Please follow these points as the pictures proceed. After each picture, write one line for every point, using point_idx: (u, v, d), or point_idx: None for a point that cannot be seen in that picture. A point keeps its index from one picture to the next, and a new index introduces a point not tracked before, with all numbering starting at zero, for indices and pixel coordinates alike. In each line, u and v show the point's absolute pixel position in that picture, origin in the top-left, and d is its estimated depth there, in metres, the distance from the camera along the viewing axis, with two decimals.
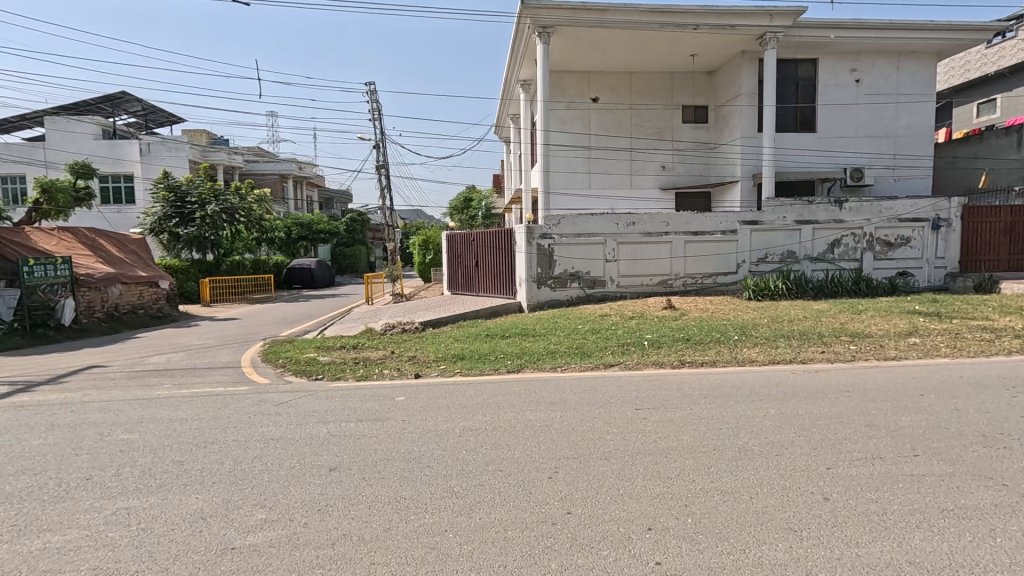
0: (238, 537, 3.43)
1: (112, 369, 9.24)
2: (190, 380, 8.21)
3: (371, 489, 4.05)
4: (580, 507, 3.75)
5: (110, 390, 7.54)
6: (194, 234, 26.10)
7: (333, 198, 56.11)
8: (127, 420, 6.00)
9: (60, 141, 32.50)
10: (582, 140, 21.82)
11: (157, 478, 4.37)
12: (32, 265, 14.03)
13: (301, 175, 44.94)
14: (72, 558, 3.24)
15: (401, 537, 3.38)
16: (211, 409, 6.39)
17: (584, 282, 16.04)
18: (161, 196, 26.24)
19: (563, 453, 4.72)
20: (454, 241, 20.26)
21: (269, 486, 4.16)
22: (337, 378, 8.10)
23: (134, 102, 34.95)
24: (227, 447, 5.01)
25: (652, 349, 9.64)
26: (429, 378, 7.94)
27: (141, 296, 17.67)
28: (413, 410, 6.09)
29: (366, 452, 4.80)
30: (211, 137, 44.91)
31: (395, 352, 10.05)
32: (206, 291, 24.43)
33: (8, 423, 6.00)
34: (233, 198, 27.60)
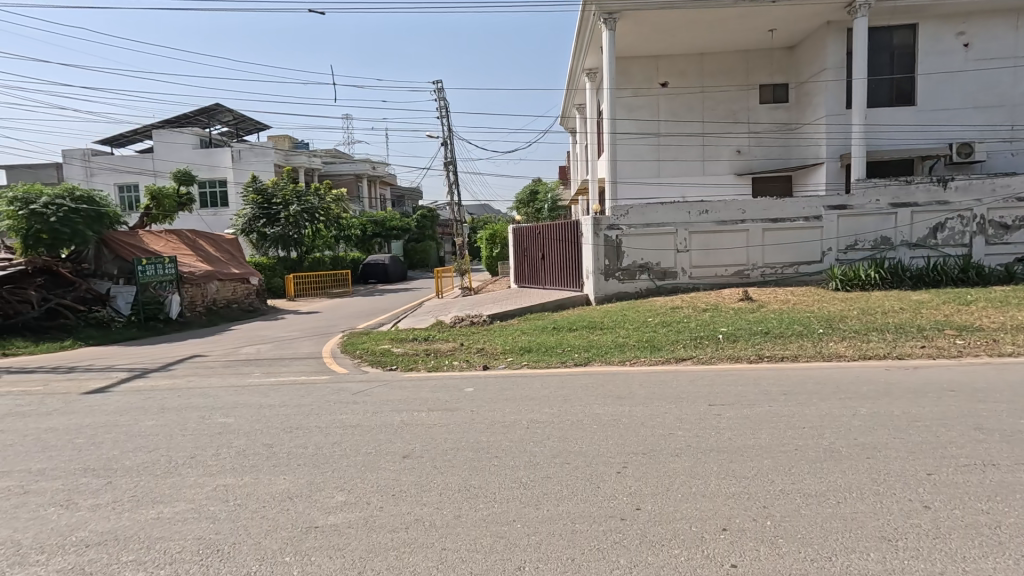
0: (321, 517, 3.65)
1: (211, 359, 10.15)
2: (277, 369, 8.82)
3: (442, 477, 4.17)
4: (649, 504, 3.66)
5: (210, 377, 8.30)
6: (279, 233, 28.02)
7: (405, 196, 58.17)
8: (223, 405, 6.56)
9: (165, 152, 35.91)
10: (650, 127, 21.15)
11: (251, 458, 4.75)
12: (145, 264, 15.68)
13: (374, 174, 46.98)
14: (180, 528, 3.60)
15: (471, 525, 3.46)
16: (296, 396, 6.86)
17: (653, 274, 15.59)
18: (250, 199, 28.42)
19: (631, 449, 4.62)
20: (521, 234, 20.34)
21: (348, 470, 4.40)
22: (410, 369, 8.43)
23: (226, 112, 37.96)
24: (310, 433, 5.35)
25: (728, 343, 9.21)
26: (496, 370, 8.07)
27: (235, 292, 19.21)
28: (482, 401, 6.21)
29: (438, 440, 4.96)
30: (294, 142, 47.90)
31: (464, 344, 10.28)
32: (290, 287, 26.24)
33: (127, 405, 6.77)
34: (313, 198, 29.34)
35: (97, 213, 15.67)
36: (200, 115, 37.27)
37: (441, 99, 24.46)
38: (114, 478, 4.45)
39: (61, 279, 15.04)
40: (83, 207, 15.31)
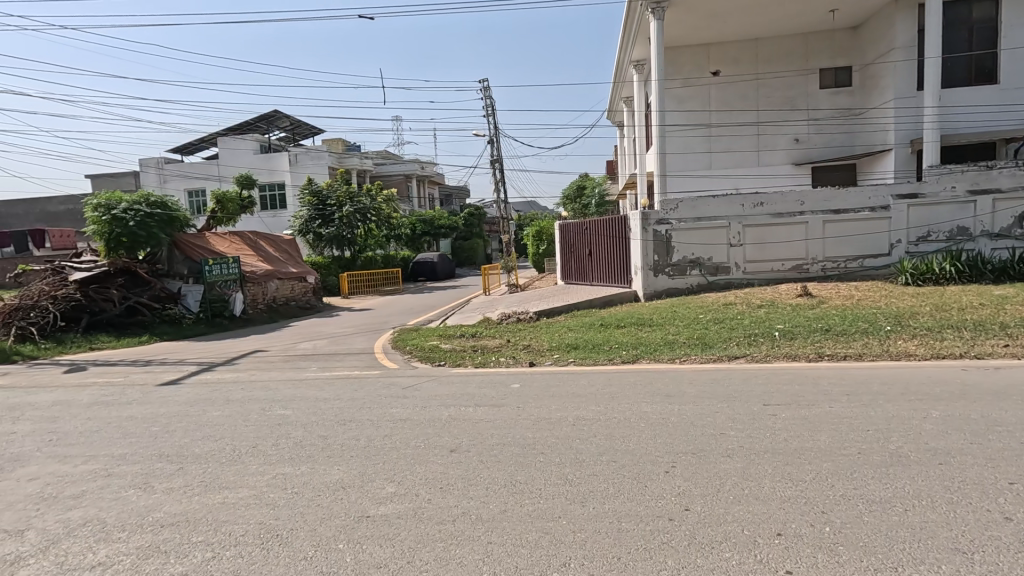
0: (372, 507, 3.78)
1: (272, 354, 10.67)
2: (332, 364, 9.18)
3: (489, 471, 4.23)
4: (699, 504, 3.57)
5: (270, 371, 8.74)
6: (333, 233, 29.10)
7: (452, 194, 59.02)
8: (282, 398, 6.90)
9: (229, 158, 37.97)
10: (701, 118, 20.50)
11: (308, 449, 4.98)
12: (211, 264, 16.59)
13: (423, 174, 47.91)
14: (244, 512, 3.82)
15: (517, 520, 3.48)
16: (349, 390, 7.12)
17: (705, 270, 15.11)
18: (307, 201, 29.64)
19: (680, 448, 4.51)
20: (568, 230, 20.19)
21: (398, 462, 4.53)
22: (458, 364, 8.58)
23: (284, 118, 39.73)
24: (362, 426, 5.54)
25: (784, 340, 8.83)
26: (543, 367, 8.07)
27: (293, 290, 20.08)
28: (528, 398, 6.23)
29: (485, 435, 5.03)
30: (346, 145, 49.49)
31: (511, 341, 10.34)
32: (344, 285, 27.24)
33: (197, 397, 7.22)
34: (365, 199, 30.28)
35: (168, 218, 16.89)
36: (260, 122, 39.19)
37: (487, 97, 24.60)
38: (184, 464, 4.77)
39: (139, 279, 16.09)
40: (157, 212, 16.54)
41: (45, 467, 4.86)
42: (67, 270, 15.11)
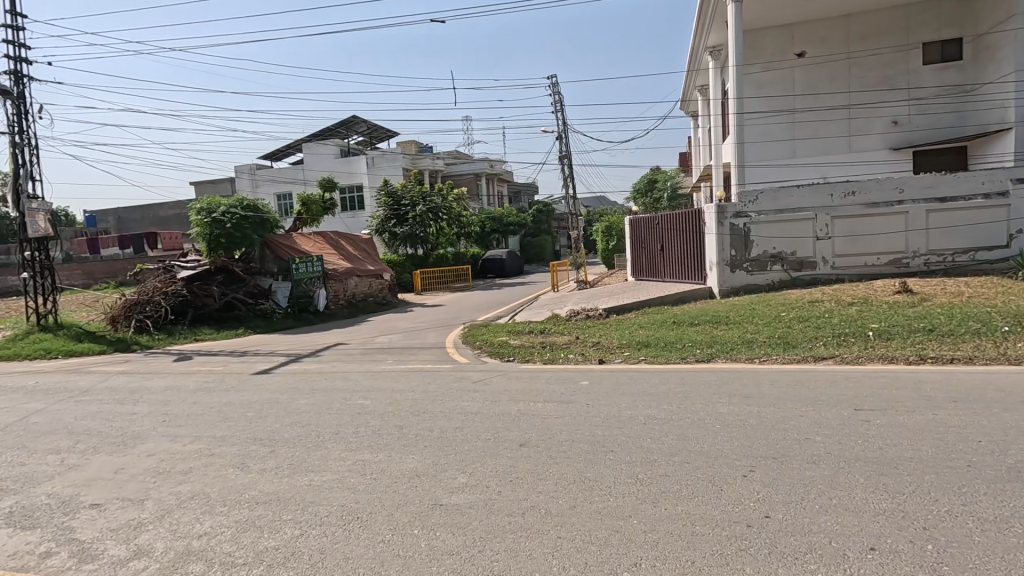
0: (445, 496, 3.91)
1: (352, 346, 11.28)
2: (406, 357, 9.56)
3: (557, 467, 4.24)
4: (781, 512, 3.38)
5: (351, 363, 9.24)
6: (407, 232, 30.18)
7: (521, 192, 59.38)
8: (362, 388, 7.29)
9: (312, 162, 40.39)
10: (784, 103, 19.26)
11: (385, 437, 5.23)
12: (298, 263, 17.77)
13: (493, 172, 48.55)
14: (327, 494, 4.07)
15: (586, 516, 3.47)
16: (422, 382, 7.39)
17: (788, 264, 14.22)
18: (383, 202, 30.93)
19: (760, 452, 4.28)
20: (639, 225, 19.68)
21: (469, 454, 4.64)
22: (527, 360, 8.65)
23: (361, 123, 41.69)
24: (435, 417, 5.74)
25: (877, 341, 8.14)
26: (612, 364, 7.96)
27: (370, 286, 21.04)
28: (597, 395, 6.19)
29: (554, 431, 5.04)
30: (419, 146, 51.07)
31: (580, 338, 10.26)
32: (417, 281, 28.18)
33: (286, 385, 7.78)
34: (437, 198, 31.16)
35: (260, 220, 18.25)
36: (340, 128, 41.38)
37: (556, 93, 24.46)
38: (275, 447, 5.17)
39: (234, 277, 17.38)
40: (250, 215, 17.96)
41: (161, 445, 5.44)
42: (175, 268, 16.66)
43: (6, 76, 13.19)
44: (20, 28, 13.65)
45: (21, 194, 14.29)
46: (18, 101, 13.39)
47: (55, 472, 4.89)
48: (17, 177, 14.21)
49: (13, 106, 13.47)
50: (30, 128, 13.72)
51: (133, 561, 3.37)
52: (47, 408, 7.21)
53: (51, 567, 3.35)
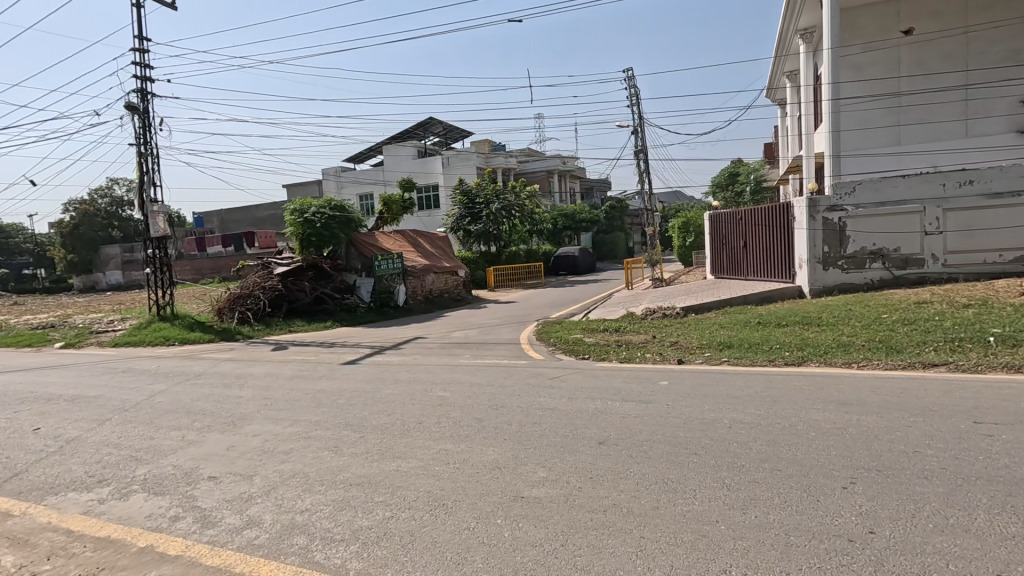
0: (526, 489, 3.97)
1: (430, 340, 11.69)
2: (482, 352, 9.78)
3: (638, 467, 4.18)
4: (888, 528, 3.14)
5: (430, 357, 9.60)
6: (481, 229, 30.70)
7: (593, 188, 58.69)
8: (441, 380, 7.56)
9: (392, 164, 42.19)
10: (887, 86, 17.65)
11: (466, 429, 5.39)
12: (381, 260, 18.67)
13: (565, 168, 48.33)
14: (413, 481, 4.27)
15: (670, 518, 3.40)
16: (499, 377, 7.53)
17: (890, 262, 13.04)
18: (458, 200, 31.67)
19: (862, 464, 3.99)
20: (719, 221, 18.82)
21: (548, 449, 4.69)
22: (602, 358, 8.57)
23: (437, 125, 42.93)
24: (513, 411, 5.84)
25: (998, 347, 7.31)
26: (692, 365, 7.71)
27: (446, 283, 21.62)
28: (678, 396, 6.01)
29: (633, 431, 4.97)
30: (493, 145, 51.85)
31: (657, 337, 10.02)
32: (490, 278, 28.62)
33: (371, 375, 8.22)
34: (510, 196, 31.52)
35: (345, 219, 19.32)
36: (417, 130, 42.83)
37: (632, 87, 23.87)
38: (365, 433, 5.49)
39: (324, 272, 18.43)
40: (337, 215, 19.08)
41: (264, 426, 5.94)
42: (271, 264, 18.02)
43: (135, 94, 14.88)
44: (146, 51, 15.34)
45: (146, 198, 16.06)
46: (144, 115, 15.04)
47: (177, 446, 5.49)
48: (142, 183, 15.96)
49: (139, 120, 15.17)
50: (153, 139, 15.39)
51: (246, 529, 3.72)
52: (168, 390, 8.09)
53: (179, 530, 3.78)
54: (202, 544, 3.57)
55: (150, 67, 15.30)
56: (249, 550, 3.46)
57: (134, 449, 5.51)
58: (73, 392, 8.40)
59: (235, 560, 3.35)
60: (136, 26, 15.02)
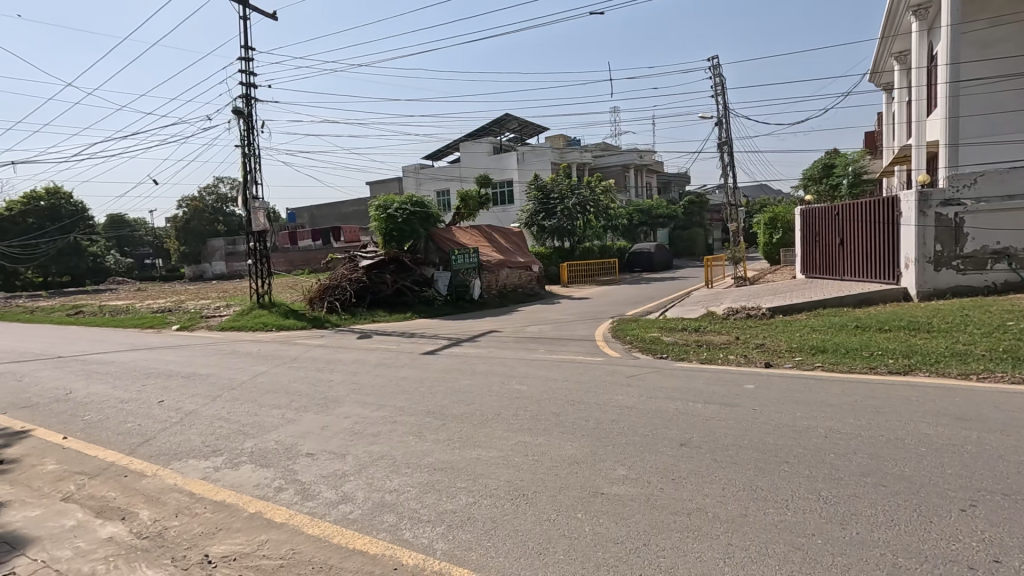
0: (605, 485, 3.96)
1: (505, 334, 11.88)
2: (557, 348, 9.80)
3: (724, 472, 4.03)
4: (1018, 559, 2.82)
5: (506, 350, 9.76)
6: (556, 225, 30.59)
7: (671, 182, 56.76)
8: (518, 374, 7.66)
9: (469, 160, 43.11)
10: (1017, 64, 15.72)
11: (543, 422, 5.45)
12: (458, 254, 19.17)
13: (643, 163, 47.11)
14: (494, 470, 4.39)
15: (761, 527, 3.26)
16: (575, 373, 7.53)
17: (1017, 262, 11.74)
18: (532, 195, 31.76)
19: (984, 486, 3.60)
20: (812, 216, 17.54)
21: (627, 447, 4.64)
22: (682, 358, 8.31)
23: (513, 120, 43.22)
24: (591, 408, 5.82)
25: None
26: (781, 369, 7.30)
27: (520, 278, 21.83)
28: (766, 401, 5.71)
29: (716, 434, 4.80)
30: (567, 140, 51.49)
31: (741, 338, 9.56)
32: (563, 273, 28.51)
33: (450, 366, 8.50)
34: (586, 191, 31.38)
35: (425, 215, 19.92)
36: (494, 126, 43.43)
37: (717, 76, 22.76)
38: (446, 421, 5.69)
39: (404, 265, 19.22)
40: (417, 210, 19.74)
41: (354, 409, 6.32)
42: (357, 257, 19.02)
43: (240, 100, 16.20)
44: (251, 59, 16.64)
45: (249, 196, 17.49)
46: (248, 119, 16.35)
47: (278, 423, 5.98)
48: (246, 182, 17.39)
49: (244, 123, 16.51)
50: (256, 141, 16.70)
51: (341, 504, 3.99)
52: (268, 371, 8.81)
53: (284, 500, 4.13)
54: (303, 515, 3.89)
55: (254, 74, 16.60)
56: (345, 523, 3.71)
57: (242, 423, 6.06)
58: (189, 370, 9.36)
59: (332, 532, 3.61)
60: (243, 36, 16.34)
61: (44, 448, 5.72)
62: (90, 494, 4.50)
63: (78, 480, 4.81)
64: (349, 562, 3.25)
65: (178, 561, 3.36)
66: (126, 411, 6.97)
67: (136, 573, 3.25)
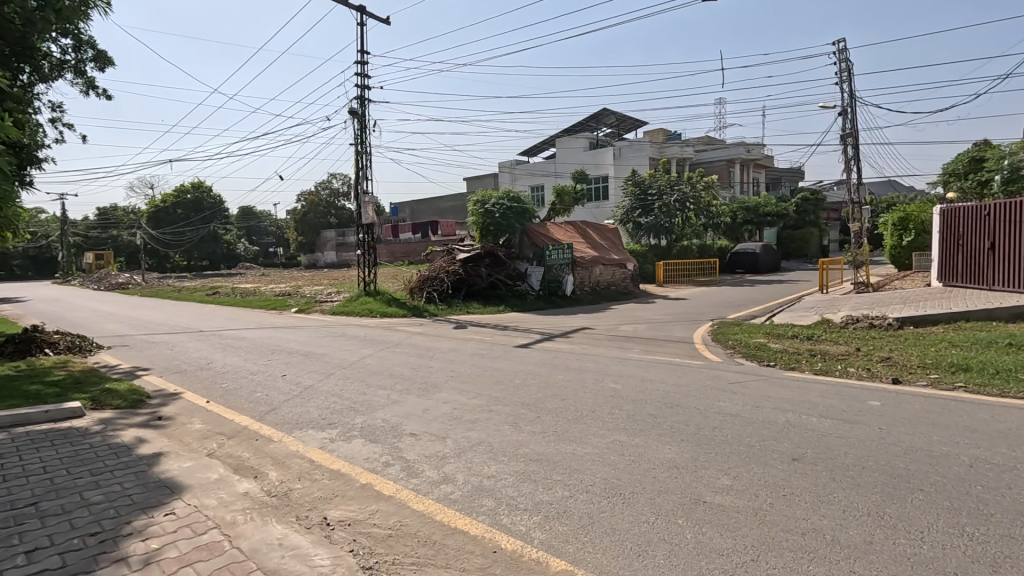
0: (708, 494, 3.79)
1: (598, 332, 11.74)
2: (653, 348, 9.53)
3: (845, 494, 3.69)
4: None
5: (599, 348, 9.66)
6: (653, 222, 29.61)
7: (781, 178, 52.77)
8: (612, 372, 7.56)
9: (564, 155, 43.02)
10: None
11: (639, 423, 5.33)
12: (552, 249, 19.23)
13: (749, 157, 44.25)
14: (589, 466, 4.37)
15: (889, 558, 2.96)
16: (673, 376, 7.27)
17: None
18: (629, 191, 30.92)
19: None
20: (953, 216, 15.45)
21: (732, 457, 4.40)
22: (792, 368, 7.72)
23: (610, 115, 42.40)
24: (690, 412, 5.59)
25: None
26: (912, 387, 6.54)
27: (613, 275, 21.44)
28: (893, 420, 5.15)
29: (835, 451, 4.42)
30: (667, 135, 49.66)
31: (862, 350, 8.69)
32: (659, 271, 27.58)
33: (543, 360, 8.57)
34: (686, 187, 30.08)
35: (521, 210, 20.15)
36: (591, 121, 42.99)
37: (843, 60, 20.72)
38: (541, 414, 5.75)
39: (499, 260, 19.59)
40: (514, 206, 20.03)
41: (451, 396, 6.59)
42: (454, 250, 19.72)
43: (356, 101, 17.40)
44: (366, 63, 17.80)
45: (360, 191, 18.75)
46: (362, 118, 17.53)
47: (384, 403, 6.40)
48: (358, 178, 18.68)
49: (358, 123, 17.71)
50: (368, 139, 17.85)
51: (443, 484, 4.19)
52: (374, 354, 9.44)
53: (391, 475, 4.42)
54: (409, 490, 4.13)
55: (368, 76, 17.75)
56: (447, 502, 3.90)
57: (353, 400, 6.56)
58: (307, 349, 10.28)
59: (435, 509, 3.80)
60: (359, 41, 17.50)
61: (192, 409, 6.57)
62: (228, 452, 5.11)
63: (219, 439, 5.48)
64: (451, 538, 3.42)
65: (303, 520, 3.73)
66: (256, 381, 7.82)
67: (269, 526, 3.63)
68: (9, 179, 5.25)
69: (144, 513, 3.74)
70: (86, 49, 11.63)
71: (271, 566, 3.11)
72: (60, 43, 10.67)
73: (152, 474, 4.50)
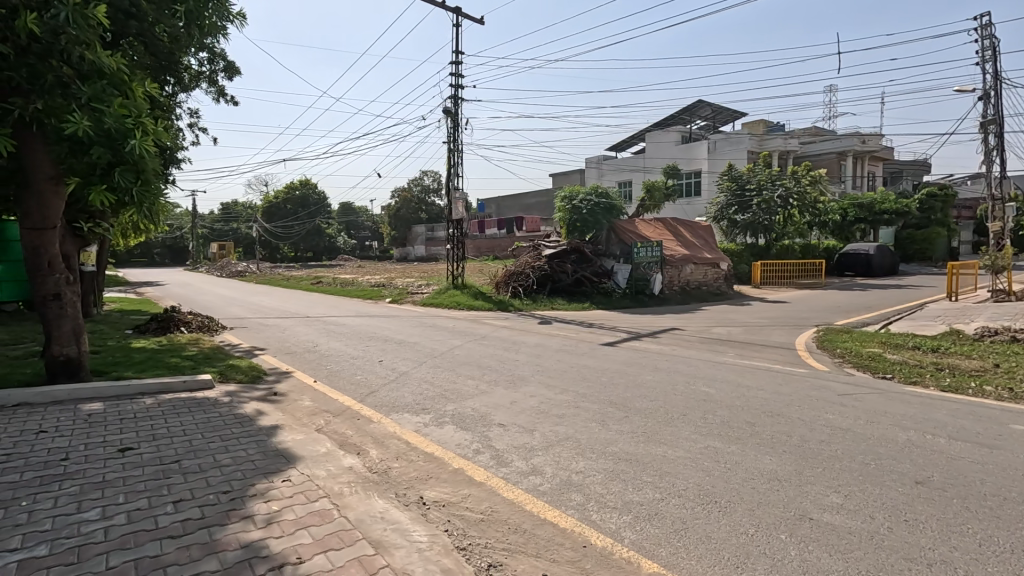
0: (815, 511, 3.54)
1: (689, 333, 11.29)
2: (750, 353, 8.99)
3: (982, 527, 3.28)
4: None
5: (690, 350, 9.30)
6: (750, 220, 27.89)
7: (902, 172, 47.51)
8: (705, 375, 7.25)
9: (655, 150, 41.74)
10: None
11: (735, 430, 5.08)
12: (640, 247, 18.76)
13: (865, 149, 40.24)
14: (681, 470, 4.24)
15: None
16: (773, 383, 6.83)
17: None
18: (725, 187, 29.32)
19: None
20: None
21: (843, 473, 4.07)
22: (912, 382, 6.97)
23: (705, 107, 40.48)
24: (792, 423, 5.24)
25: None
26: None
27: (705, 275, 20.51)
28: None
29: (968, 477, 3.94)
30: (769, 127, 46.44)
31: (1002, 367, 7.63)
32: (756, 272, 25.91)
33: (631, 359, 8.41)
34: (790, 181, 27.83)
35: (610, 206, 19.86)
36: (683, 114, 41.32)
37: (986, 37, 18.19)
38: (630, 413, 5.66)
39: (584, 256, 19.42)
40: (602, 202, 19.79)
41: (538, 390, 6.66)
42: (540, 245, 19.83)
43: (450, 100, 18.00)
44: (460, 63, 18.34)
45: (451, 187, 19.38)
46: (455, 117, 18.10)
47: (474, 392, 6.61)
48: (450, 174, 19.31)
49: (452, 121, 18.30)
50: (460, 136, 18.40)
51: (532, 475, 4.26)
52: (462, 345, 9.76)
53: (482, 462, 4.56)
54: (499, 478, 4.24)
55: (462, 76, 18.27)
56: (536, 494, 3.96)
57: (445, 388, 6.85)
58: (400, 337, 10.85)
59: (525, 498, 3.88)
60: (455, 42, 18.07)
61: (302, 388, 7.19)
62: (334, 429, 5.54)
63: (326, 416, 5.95)
64: (540, 529, 3.47)
65: (401, 497, 3.95)
66: (356, 365, 8.40)
67: (371, 499, 3.90)
68: (160, 178, 6.02)
69: (266, 478, 4.16)
70: (218, 61, 13.01)
71: (375, 537, 3.34)
72: (199, 57, 12.03)
73: (271, 443, 4.98)
